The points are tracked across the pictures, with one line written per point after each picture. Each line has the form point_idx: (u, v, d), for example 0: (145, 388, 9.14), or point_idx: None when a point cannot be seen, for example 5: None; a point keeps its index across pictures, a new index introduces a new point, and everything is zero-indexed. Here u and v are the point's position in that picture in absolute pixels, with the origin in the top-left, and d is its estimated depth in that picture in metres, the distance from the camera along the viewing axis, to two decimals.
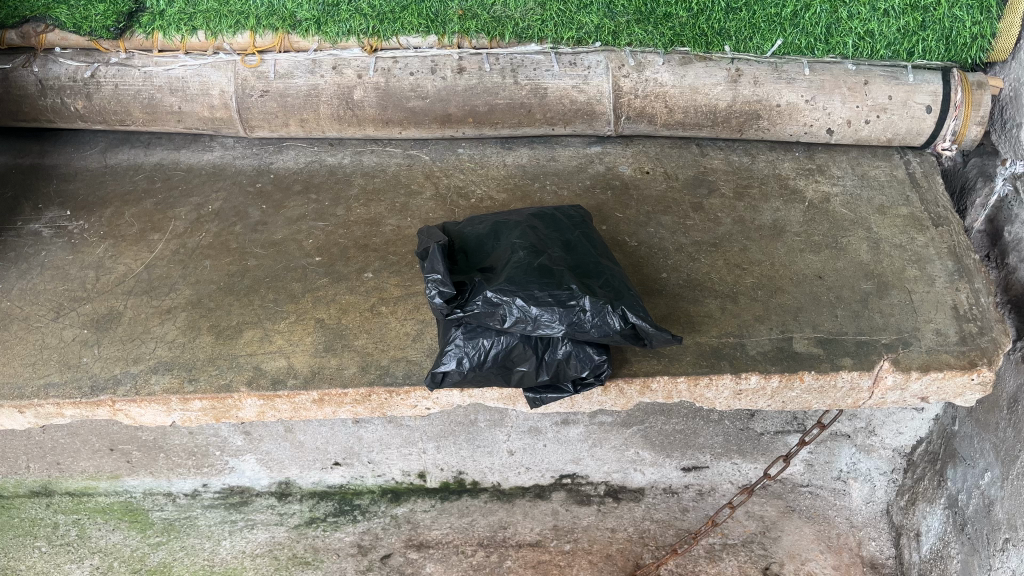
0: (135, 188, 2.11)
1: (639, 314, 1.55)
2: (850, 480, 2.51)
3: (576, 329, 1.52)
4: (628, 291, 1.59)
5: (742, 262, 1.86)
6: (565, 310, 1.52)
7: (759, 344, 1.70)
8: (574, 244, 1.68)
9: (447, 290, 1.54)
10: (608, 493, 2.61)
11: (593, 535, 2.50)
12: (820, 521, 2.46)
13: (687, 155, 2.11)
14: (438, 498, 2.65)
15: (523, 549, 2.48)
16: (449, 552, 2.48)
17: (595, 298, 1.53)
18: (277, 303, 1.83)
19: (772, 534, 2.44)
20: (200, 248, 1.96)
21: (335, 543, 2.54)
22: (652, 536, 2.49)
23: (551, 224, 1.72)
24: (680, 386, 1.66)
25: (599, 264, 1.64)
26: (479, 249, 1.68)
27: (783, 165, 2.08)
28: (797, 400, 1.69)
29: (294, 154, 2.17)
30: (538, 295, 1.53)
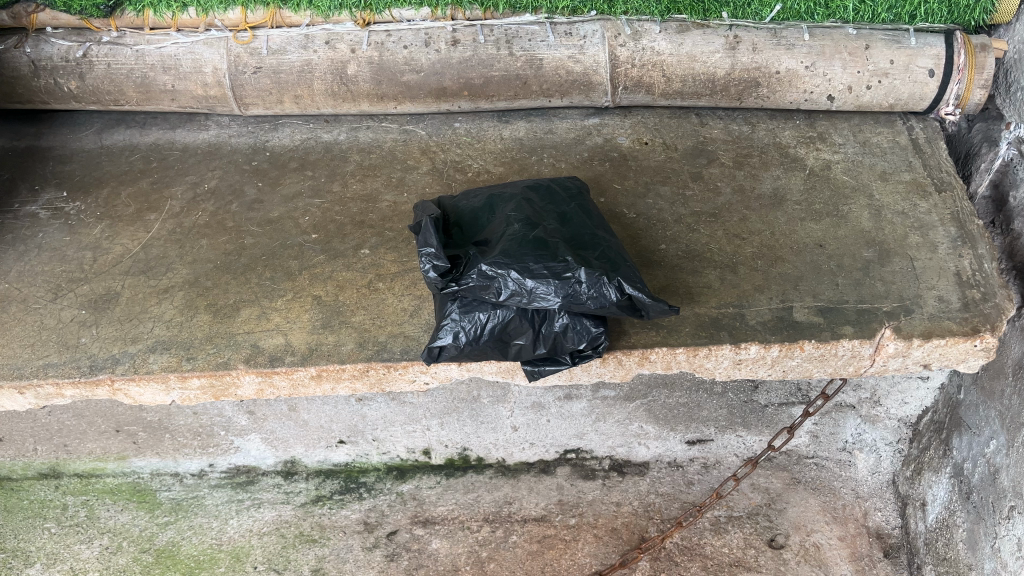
0: (131, 169, 2.10)
1: (637, 286, 1.53)
2: (856, 451, 2.49)
3: (571, 301, 1.51)
4: (624, 262, 1.58)
5: (741, 232, 1.84)
6: (561, 283, 1.50)
7: (759, 314, 1.68)
8: (570, 216, 1.66)
9: (441, 264, 1.52)
10: (613, 468, 2.60)
11: (598, 510, 2.50)
12: (826, 493, 2.46)
13: (686, 125, 2.09)
14: (443, 474, 2.65)
15: (529, 524, 2.49)
16: (455, 528, 2.49)
17: (591, 269, 1.51)
18: (274, 281, 1.82)
19: (777, 506, 2.44)
20: (196, 227, 1.95)
21: (341, 520, 2.56)
22: (657, 509, 2.49)
23: (547, 196, 1.70)
24: (679, 357, 1.65)
25: (596, 236, 1.63)
26: (474, 223, 1.67)
27: (784, 133, 2.05)
28: (798, 369, 1.67)
29: (290, 132, 2.16)
30: (533, 268, 1.51)
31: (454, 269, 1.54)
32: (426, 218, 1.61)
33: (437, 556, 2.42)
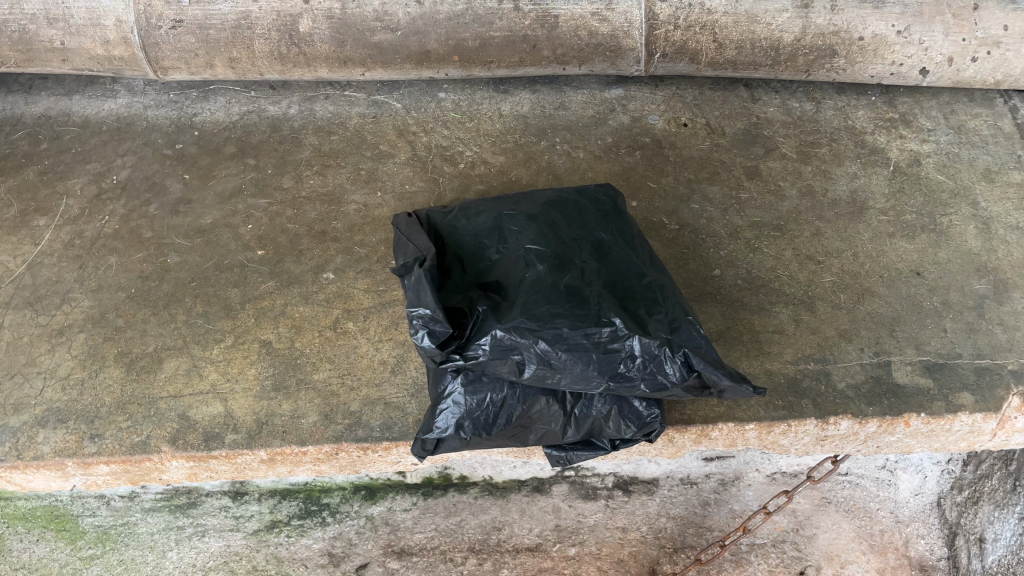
0: (12, 152, 1.60)
1: (709, 357, 1.13)
2: (898, 470, 2.06)
3: (619, 381, 1.10)
4: (686, 319, 1.17)
5: (816, 253, 1.44)
6: (606, 356, 1.09)
7: (849, 372, 1.30)
8: (609, 249, 1.24)
9: (440, 330, 1.09)
10: (617, 486, 2.13)
11: (601, 537, 2.05)
12: (860, 516, 2.03)
13: (734, 101, 1.66)
14: (419, 493, 2.10)
15: (522, 554, 2.02)
16: (436, 561, 2.00)
17: (647, 337, 1.10)
18: (208, 319, 1.38)
19: (807, 532, 1.99)
20: (101, 238, 1.48)
21: (302, 551, 1.99)
22: (670, 537, 2.06)
23: (574, 218, 1.27)
24: (747, 434, 1.27)
25: (645, 280, 1.20)
26: (479, 258, 1.23)
27: (857, 114, 1.64)
28: (895, 445, 1.30)
29: (224, 102, 1.67)
30: (567, 335, 1.10)
31: (458, 333, 1.11)
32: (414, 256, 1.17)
33: None
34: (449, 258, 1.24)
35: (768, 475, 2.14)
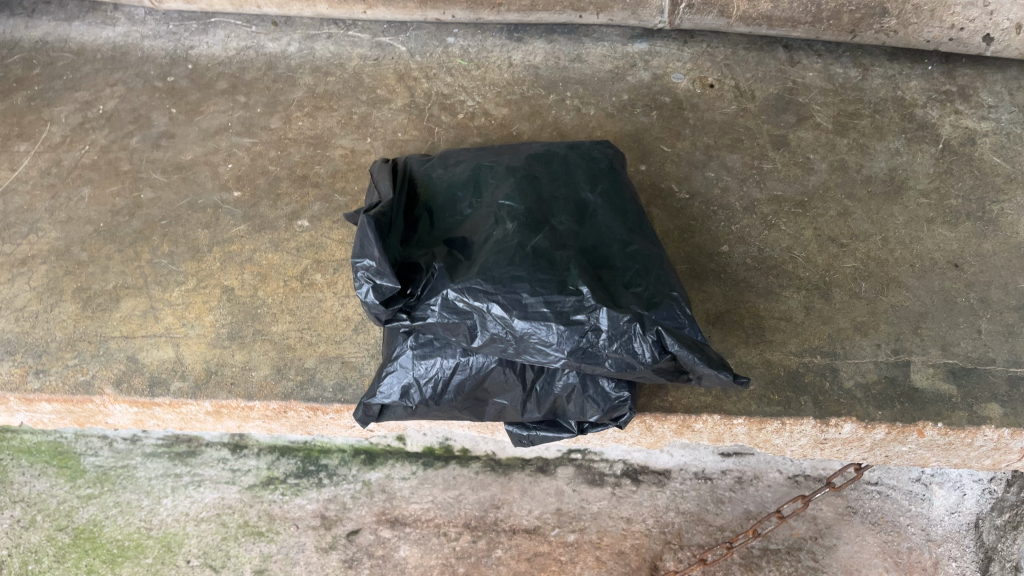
0: (5, 76, 1.55)
1: (687, 339, 0.99)
2: (933, 484, 1.73)
3: (581, 356, 0.97)
4: (669, 294, 1.03)
5: (840, 235, 1.28)
6: (568, 328, 0.97)
7: (860, 370, 1.15)
8: (592, 214, 1.10)
9: (386, 287, 0.99)
10: (626, 474, 1.78)
11: (602, 525, 1.72)
12: (885, 531, 1.70)
13: (770, 63, 1.50)
14: (419, 460, 1.81)
15: (518, 535, 1.72)
16: (428, 533, 1.74)
17: (616, 310, 0.97)
18: (172, 260, 1.30)
19: (826, 542, 1.69)
20: (78, 168, 1.41)
21: (293, 511, 1.76)
22: (677, 532, 1.71)
23: (560, 176, 1.15)
24: (736, 429, 1.14)
25: (628, 249, 1.07)
26: (448, 214, 1.12)
27: (908, 84, 1.46)
28: (907, 455, 1.16)
29: (223, 36, 1.58)
30: (525, 301, 0.97)
31: (408, 291, 1.01)
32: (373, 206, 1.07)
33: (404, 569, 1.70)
34: (418, 212, 1.13)
35: (788, 476, 1.77)
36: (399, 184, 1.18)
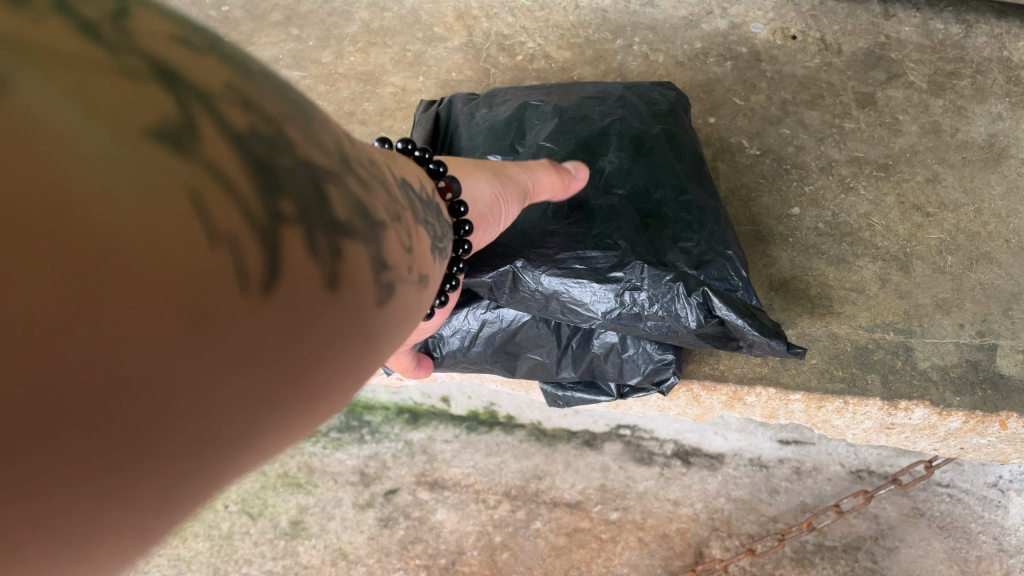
0: None
1: (738, 303, 0.87)
2: (1012, 491, 1.56)
3: (617, 314, 0.89)
4: (725, 252, 0.92)
5: (928, 203, 1.15)
6: (603, 286, 0.87)
7: (938, 351, 1.04)
8: (647, 154, 1.01)
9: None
10: (676, 455, 1.66)
11: (648, 506, 1.62)
12: (954, 536, 1.54)
13: (861, 15, 1.37)
14: (464, 424, 1.74)
15: (559, 509, 1.64)
16: (467, 498, 1.67)
17: (658, 268, 0.87)
18: None
19: (887, 543, 1.56)
20: None
21: (333, 465, 1.74)
22: (726, 519, 1.60)
23: (612, 115, 1.06)
24: (792, 406, 1.06)
25: (684, 200, 0.96)
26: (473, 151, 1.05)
27: (1016, 45, 1.32)
28: (985, 449, 1.07)
29: None
30: (559, 252, 0.89)
31: None
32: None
33: (440, 533, 1.65)
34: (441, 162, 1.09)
35: (851, 470, 1.64)
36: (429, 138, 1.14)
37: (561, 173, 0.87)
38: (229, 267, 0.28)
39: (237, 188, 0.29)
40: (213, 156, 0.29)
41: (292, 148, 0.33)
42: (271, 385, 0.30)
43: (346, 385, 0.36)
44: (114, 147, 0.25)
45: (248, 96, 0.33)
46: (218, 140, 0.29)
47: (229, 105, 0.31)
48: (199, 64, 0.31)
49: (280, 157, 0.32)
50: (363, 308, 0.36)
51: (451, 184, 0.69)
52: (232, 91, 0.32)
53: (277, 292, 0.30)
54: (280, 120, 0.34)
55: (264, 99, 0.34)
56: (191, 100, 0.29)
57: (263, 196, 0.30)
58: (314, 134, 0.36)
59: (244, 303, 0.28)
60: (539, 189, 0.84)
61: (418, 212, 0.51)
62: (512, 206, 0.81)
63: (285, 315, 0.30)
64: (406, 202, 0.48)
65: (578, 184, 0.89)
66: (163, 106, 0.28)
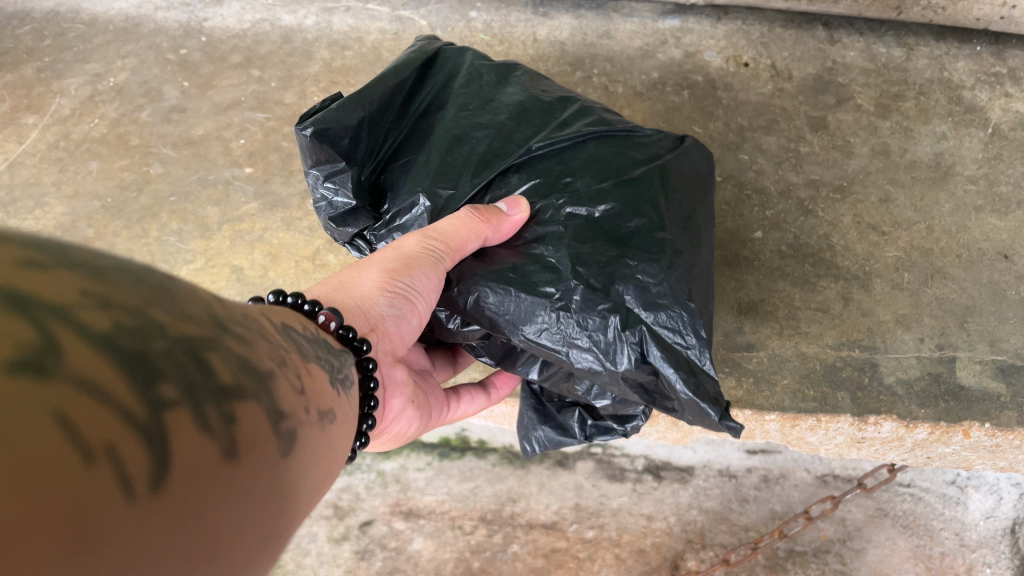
0: (15, 46, 1.51)
1: (680, 357, 0.80)
2: (969, 487, 1.63)
3: (542, 335, 0.81)
4: (687, 301, 0.82)
5: (883, 223, 1.21)
6: (534, 299, 0.81)
7: (902, 366, 1.08)
8: (634, 186, 0.89)
9: (340, 203, 0.91)
10: (647, 471, 1.69)
11: (622, 522, 1.64)
12: (920, 534, 1.59)
13: (808, 41, 1.42)
14: (436, 451, 1.75)
15: (535, 532, 1.65)
16: (442, 526, 1.68)
17: (599, 298, 0.80)
18: (181, 238, 1.26)
19: (855, 545, 1.59)
20: (87, 142, 1.37)
21: None
22: (699, 531, 1.63)
23: (609, 142, 0.95)
24: (768, 425, 1.10)
25: (652, 236, 0.86)
26: (448, 118, 0.97)
27: (955, 65, 1.37)
28: (949, 457, 1.12)
29: (237, 8, 1.53)
30: (495, 266, 0.86)
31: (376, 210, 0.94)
32: (360, 86, 0.93)
33: (417, 562, 1.65)
34: (415, 102, 0.99)
35: (816, 476, 1.67)
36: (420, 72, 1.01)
37: (482, 212, 0.84)
38: (204, 441, 0.28)
39: (185, 371, 0.29)
40: (92, 364, 0.24)
41: (192, 304, 0.33)
42: (256, 521, 0.31)
43: (293, 509, 0.36)
44: (104, 380, 0.24)
45: (142, 272, 0.31)
46: (160, 335, 0.28)
47: (153, 301, 0.29)
48: (97, 256, 0.29)
49: (198, 323, 0.32)
50: (289, 438, 0.37)
51: (332, 315, 0.71)
52: (147, 290, 0.30)
53: (236, 449, 0.30)
54: (197, 311, 0.33)
55: (184, 293, 0.33)
56: (125, 302, 0.28)
57: (197, 361, 0.30)
58: (215, 303, 0.36)
59: (225, 471, 0.29)
60: (456, 243, 0.82)
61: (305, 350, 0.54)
62: (428, 271, 0.82)
63: (248, 449, 0.31)
64: (292, 345, 0.50)
65: (513, 221, 0.86)
66: (108, 321, 0.26)
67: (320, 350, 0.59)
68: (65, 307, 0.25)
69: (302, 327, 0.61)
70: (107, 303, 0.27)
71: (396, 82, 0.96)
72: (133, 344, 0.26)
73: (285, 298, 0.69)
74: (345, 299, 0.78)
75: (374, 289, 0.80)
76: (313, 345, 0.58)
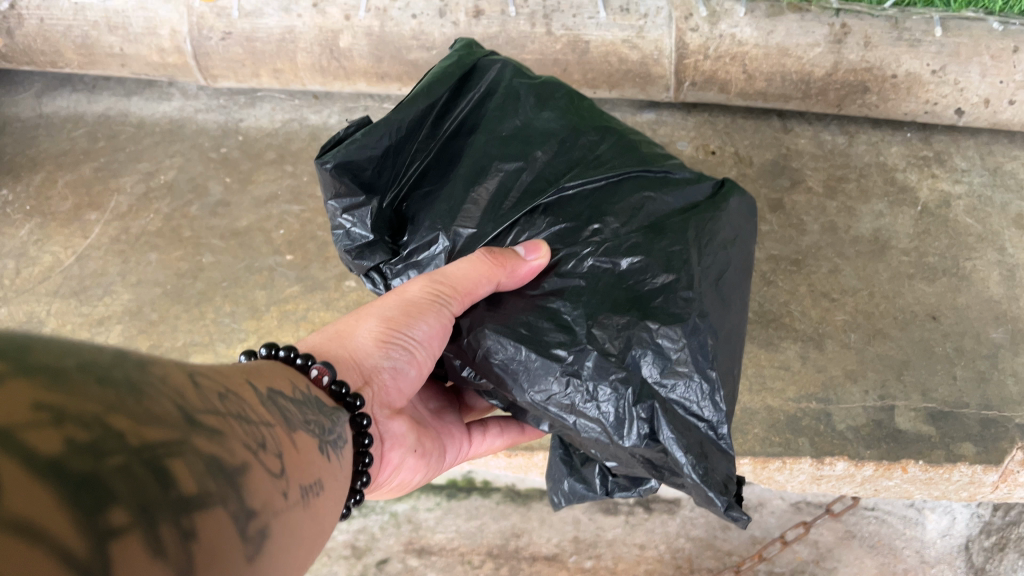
0: (72, 148, 1.71)
1: (691, 436, 0.80)
2: (926, 509, 1.81)
3: (550, 401, 0.83)
4: (708, 373, 0.81)
5: (832, 290, 1.43)
6: (547, 363, 0.82)
7: (851, 414, 1.30)
8: (662, 233, 0.89)
9: (358, 235, 0.95)
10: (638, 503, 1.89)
11: (617, 551, 1.84)
12: (885, 554, 1.79)
13: (765, 130, 1.66)
14: (443, 492, 1.94)
15: (539, 564, 1.84)
16: (454, 561, 1.87)
17: (612, 367, 0.80)
18: (234, 319, 1.45)
19: (827, 565, 1.79)
20: (145, 235, 1.57)
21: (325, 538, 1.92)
22: (687, 557, 1.82)
23: (643, 183, 0.95)
24: (744, 468, 1.31)
25: (679, 295, 0.84)
26: (478, 145, 1.00)
27: (890, 151, 1.62)
28: (894, 489, 1.32)
29: (269, 109, 1.74)
30: (507, 318, 0.88)
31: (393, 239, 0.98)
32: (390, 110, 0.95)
33: None
34: (447, 122, 1.01)
35: (790, 503, 1.86)
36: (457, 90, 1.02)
37: (496, 255, 0.86)
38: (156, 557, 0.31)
39: (145, 483, 0.32)
40: (29, 502, 0.26)
41: (161, 414, 0.37)
42: None
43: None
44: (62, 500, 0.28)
45: (105, 376, 0.35)
46: (120, 448, 0.32)
47: (109, 411, 0.33)
48: (67, 364, 0.33)
49: (156, 430, 0.36)
50: (252, 536, 0.41)
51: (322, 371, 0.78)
52: (112, 397, 0.34)
53: (190, 552, 0.33)
54: (167, 415, 0.38)
55: (155, 394, 0.38)
56: (87, 415, 0.32)
57: (159, 472, 0.34)
58: (193, 398, 0.43)
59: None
60: (464, 290, 0.85)
61: (290, 421, 0.59)
62: (429, 318, 0.86)
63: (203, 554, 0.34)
64: (274, 418, 0.56)
65: (530, 266, 0.87)
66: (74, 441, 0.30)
67: (308, 414, 0.65)
68: (14, 429, 0.28)
69: (292, 389, 0.68)
70: (77, 419, 0.31)
71: (427, 103, 0.98)
72: (87, 463, 0.30)
73: (275, 351, 0.76)
74: (339, 351, 0.86)
75: (369, 341, 0.87)
76: (300, 409, 0.64)
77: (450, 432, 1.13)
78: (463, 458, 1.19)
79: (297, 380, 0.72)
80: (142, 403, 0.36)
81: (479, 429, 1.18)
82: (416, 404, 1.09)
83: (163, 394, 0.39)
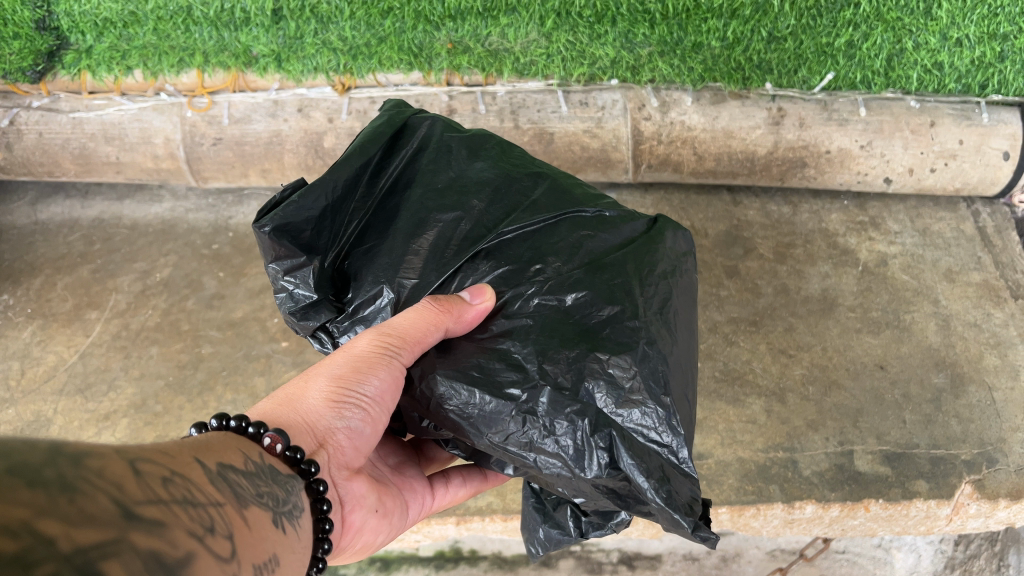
0: (69, 252, 1.82)
1: (652, 461, 0.80)
2: (893, 548, 1.85)
3: (509, 441, 0.81)
4: (662, 396, 0.82)
5: (789, 347, 1.57)
6: (502, 403, 0.81)
7: (815, 460, 1.43)
8: (605, 271, 0.90)
9: (301, 295, 0.91)
10: (621, 561, 1.87)
11: None
12: None
13: (717, 204, 1.82)
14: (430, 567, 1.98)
15: None
16: None
17: (567, 400, 0.80)
18: (236, 405, 1.52)
19: None
20: (145, 330, 1.66)
21: None
22: None
23: (578, 225, 0.97)
24: (721, 516, 1.40)
25: (625, 324, 0.85)
26: (415, 199, 0.99)
27: (830, 217, 1.79)
28: (859, 527, 1.43)
29: (256, 205, 1.87)
30: (458, 363, 0.86)
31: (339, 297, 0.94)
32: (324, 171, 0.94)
33: None
34: (382, 179, 1.00)
35: (766, 551, 1.87)
36: (388, 149, 1.03)
37: (442, 302, 0.84)
38: None
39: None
40: None
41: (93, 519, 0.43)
42: None
43: None
44: None
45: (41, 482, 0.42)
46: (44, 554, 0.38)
47: (35, 517, 0.39)
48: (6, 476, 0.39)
49: (82, 534, 0.42)
50: None
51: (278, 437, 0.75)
52: (42, 500, 0.41)
53: None
54: (99, 514, 0.44)
55: (88, 491, 0.45)
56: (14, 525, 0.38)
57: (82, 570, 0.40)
58: (132, 489, 0.49)
59: None
60: (415, 339, 0.82)
61: (242, 494, 0.63)
62: (381, 373, 0.82)
63: None
64: (225, 495, 0.60)
65: (476, 310, 0.86)
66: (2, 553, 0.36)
67: (264, 484, 0.68)
68: None
69: (242, 459, 0.68)
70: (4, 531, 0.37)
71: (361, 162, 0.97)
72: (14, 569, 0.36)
73: (227, 423, 0.74)
74: (291, 416, 0.80)
75: (321, 402, 0.82)
76: (253, 482, 0.66)
77: (412, 488, 1.07)
78: (426, 513, 1.12)
79: (249, 449, 0.71)
80: (75, 502, 0.43)
81: (440, 480, 1.11)
82: (375, 461, 1.03)
83: (99, 489, 0.46)
